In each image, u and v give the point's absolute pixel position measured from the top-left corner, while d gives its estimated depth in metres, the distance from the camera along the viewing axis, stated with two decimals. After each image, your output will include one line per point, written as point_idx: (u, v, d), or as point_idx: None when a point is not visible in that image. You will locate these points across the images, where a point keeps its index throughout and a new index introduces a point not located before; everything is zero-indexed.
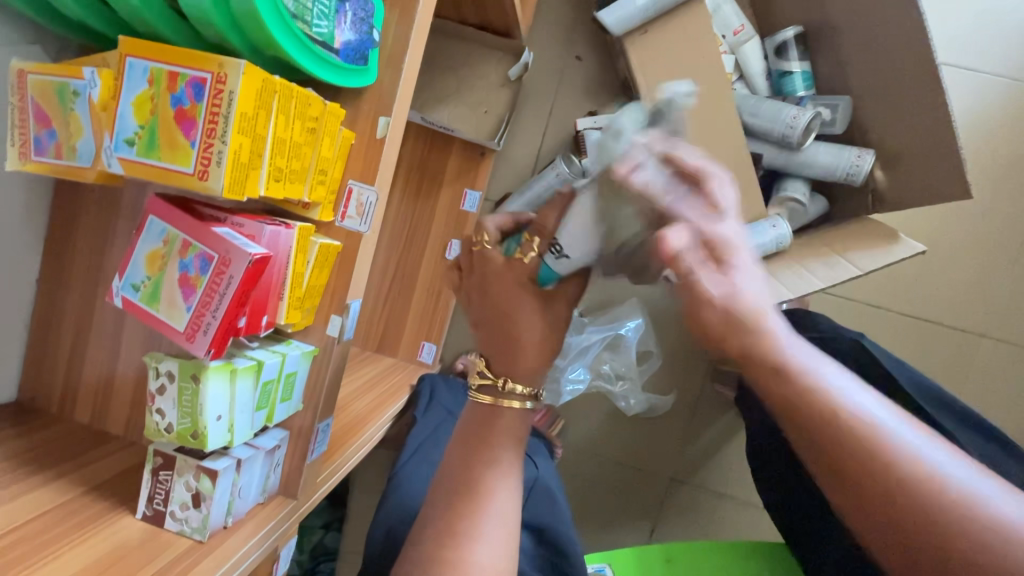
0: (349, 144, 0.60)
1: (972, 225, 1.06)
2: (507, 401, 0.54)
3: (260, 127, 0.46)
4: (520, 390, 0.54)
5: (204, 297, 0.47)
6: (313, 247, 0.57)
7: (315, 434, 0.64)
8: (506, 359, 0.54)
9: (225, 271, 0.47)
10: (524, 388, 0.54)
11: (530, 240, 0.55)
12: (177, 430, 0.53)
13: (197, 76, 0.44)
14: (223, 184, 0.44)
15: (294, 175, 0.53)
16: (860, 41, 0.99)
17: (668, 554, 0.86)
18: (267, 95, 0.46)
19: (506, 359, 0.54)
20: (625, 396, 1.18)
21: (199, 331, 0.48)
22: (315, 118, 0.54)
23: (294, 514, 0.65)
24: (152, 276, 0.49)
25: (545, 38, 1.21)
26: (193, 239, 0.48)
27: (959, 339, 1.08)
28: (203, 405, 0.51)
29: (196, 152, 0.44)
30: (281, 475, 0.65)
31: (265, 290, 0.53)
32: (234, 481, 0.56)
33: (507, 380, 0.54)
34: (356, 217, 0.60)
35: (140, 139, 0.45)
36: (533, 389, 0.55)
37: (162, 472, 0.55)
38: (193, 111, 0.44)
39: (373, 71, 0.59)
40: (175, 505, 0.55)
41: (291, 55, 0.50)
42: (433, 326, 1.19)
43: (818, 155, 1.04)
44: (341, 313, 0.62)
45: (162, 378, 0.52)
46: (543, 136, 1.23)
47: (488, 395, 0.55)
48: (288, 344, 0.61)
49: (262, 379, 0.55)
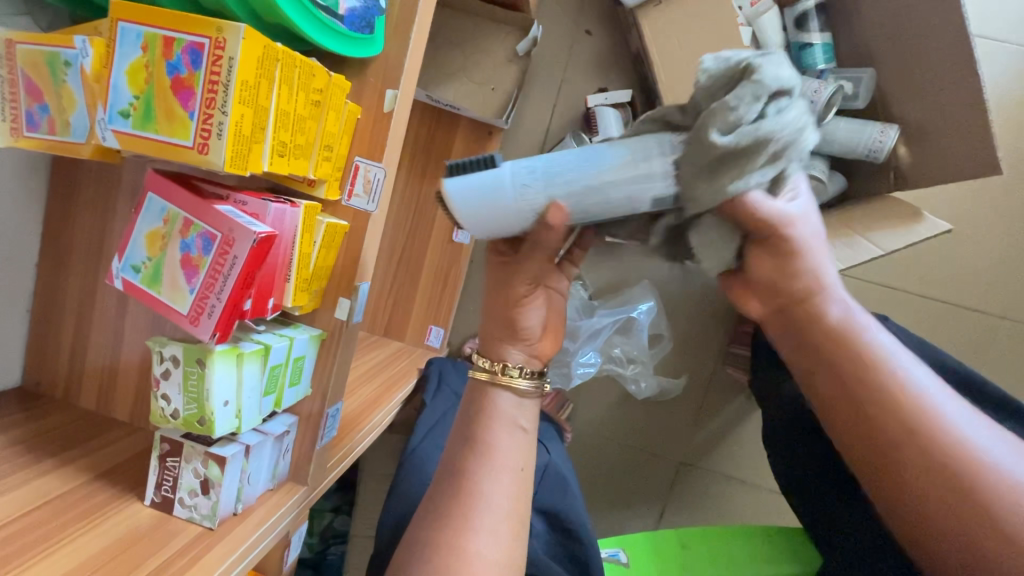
0: (356, 118, 0.58)
1: (996, 203, 1.03)
2: (510, 380, 0.52)
3: (262, 97, 0.44)
4: (522, 371, 0.52)
5: (208, 278, 0.45)
6: (320, 226, 0.55)
7: (325, 419, 0.63)
8: (504, 340, 0.53)
9: (229, 251, 0.45)
10: (527, 370, 0.53)
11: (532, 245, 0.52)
12: (184, 416, 0.51)
13: (194, 41, 0.41)
14: (225, 158, 0.42)
15: (299, 150, 0.51)
16: (886, 9, 0.95)
17: (682, 541, 0.86)
18: (270, 62, 0.44)
19: (511, 339, 0.53)
20: (636, 379, 1.16)
21: (204, 314, 0.46)
22: (320, 90, 0.51)
23: (304, 500, 0.64)
24: (153, 257, 0.47)
25: (554, 11, 1.17)
26: (194, 218, 0.46)
27: (978, 320, 1.05)
28: (209, 390, 0.49)
29: (195, 123, 0.42)
30: (291, 461, 0.63)
31: (270, 270, 0.51)
32: (243, 468, 0.55)
33: (499, 359, 0.53)
34: (363, 195, 0.58)
35: (135, 111, 0.43)
36: (537, 369, 0.53)
37: (169, 458, 0.54)
38: (191, 80, 0.41)
39: (379, 41, 0.56)
40: (184, 491, 0.54)
41: (293, 21, 0.47)
42: (440, 310, 1.17)
43: (838, 131, 0.99)
44: (349, 295, 0.60)
45: (167, 363, 0.50)
46: (552, 115, 1.19)
47: (485, 372, 0.53)
48: (295, 328, 0.59)
49: (269, 364, 0.53)
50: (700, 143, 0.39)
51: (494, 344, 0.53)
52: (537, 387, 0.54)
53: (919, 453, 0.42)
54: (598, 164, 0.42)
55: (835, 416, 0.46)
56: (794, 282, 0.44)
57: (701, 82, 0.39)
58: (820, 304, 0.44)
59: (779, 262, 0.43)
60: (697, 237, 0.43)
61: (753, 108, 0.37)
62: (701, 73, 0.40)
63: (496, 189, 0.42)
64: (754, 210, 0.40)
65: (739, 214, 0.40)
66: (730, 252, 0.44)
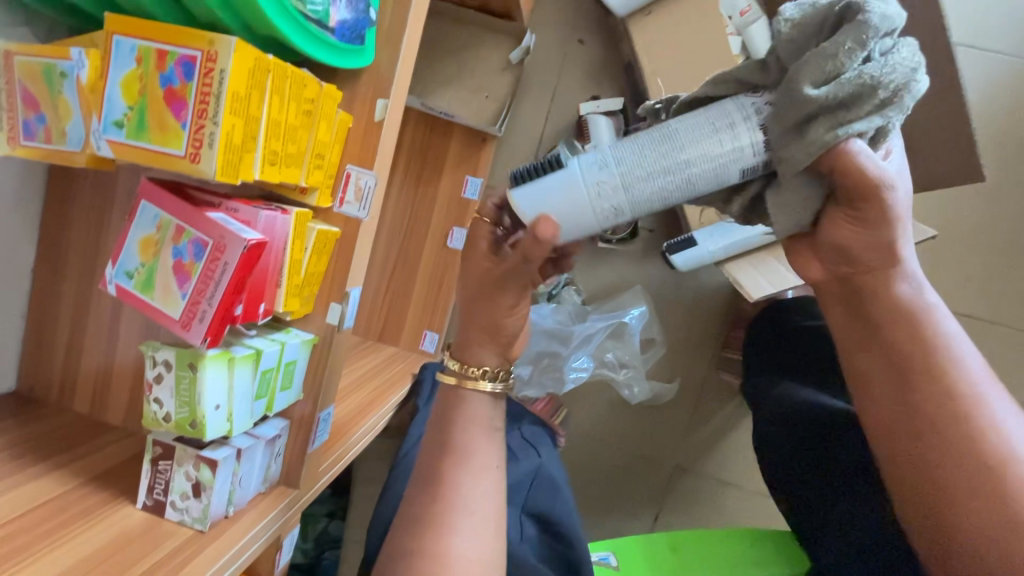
0: (347, 127, 0.59)
1: (983, 209, 1.04)
2: (473, 382, 0.53)
3: (254, 107, 0.45)
4: (485, 372, 0.53)
5: (200, 284, 0.46)
6: (311, 232, 0.56)
7: (317, 423, 0.64)
8: (476, 343, 0.53)
9: (221, 257, 0.46)
10: (489, 371, 0.53)
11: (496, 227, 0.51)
12: (176, 420, 0.52)
13: (187, 54, 0.42)
14: (216, 167, 0.43)
15: (290, 158, 0.52)
16: None
17: (673, 545, 0.86)
18: (261, 74, 0.45)
19: (485, 344, 0.53)
20: (629, 384, 1.15)
21: (195, 319, 0.46)
22: (311, 100, 0.53)
23: (295, 504, 0.65)
24: (146, 263, 0.48)
25: (547, 21, 1.19)
26: (187, 225, 0.46)
27: (968, 325, 1.07)
28: (201, 394, 0.50)
29: (187, 133, 0.43)
30: (283, 465, 0.64)
31: (262, 276, 0.52)
32: (234, 471, 0.56)
33: (464, 362, 0.53)
34: (355, 202, 0.59)
35: (129, 121, 0.44)
36: (500, 370, 0.54)
37: (161, 461, 0.55)
38: (183, 91, 0.43)
39: (370, 52, 0.57)
40: (176, 494, 0.55)
41: (284, 33, 0.48)
42: (434, 315, 1.18)
43: None
44: (340, 300, 0.61)
45: (159, 367, 0.51)
46: (545, 122, 1.21)
47: (453, 375, 0.54)
48: (287, 333, 0.60)
49: (261, 368, 0.54)
50: (791, 91, 0.41)
51: (467, 347, 0.53)
52: (504, 389, 0.54)
53: (952, 433, 0.45)
54: (675, 134, 0.44)
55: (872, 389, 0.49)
56: (868, 253, 0.45)
57: (787, 31, 0.42)
58: (891, 279, 0.46)
59: (862, 231, 0.43)
60: (774, 197, 0.44)
61: (854, 54, 0.39)
62: (787, 23, 0.42)
63: (575, 187, 0.45)
64: (853, 170, 0.40)
65: (837, 171, 0.40)
66: (810, 210, 0.44)
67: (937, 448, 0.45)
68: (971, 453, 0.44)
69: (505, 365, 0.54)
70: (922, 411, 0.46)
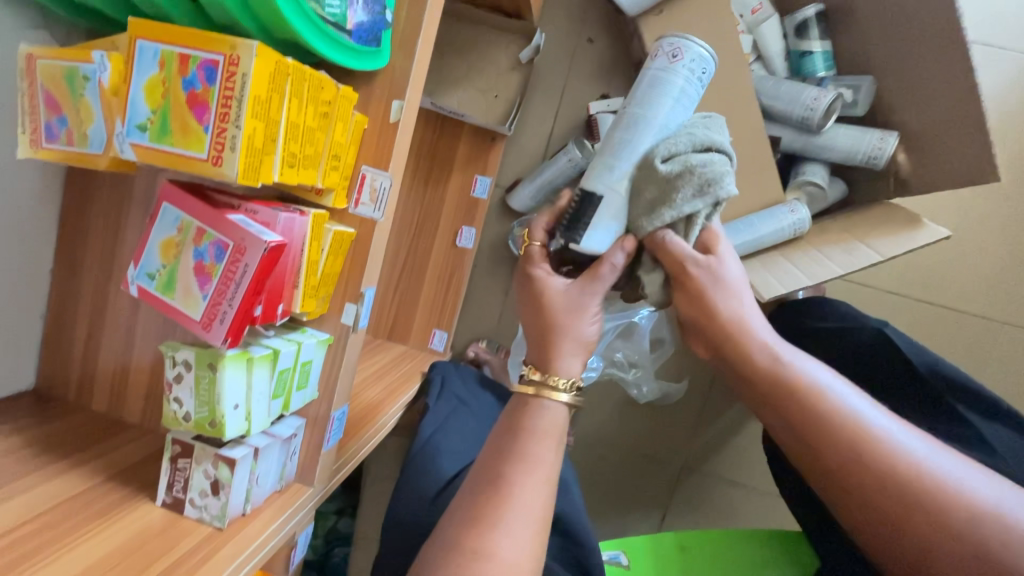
0: (362, 128, 0.59)
1: (996, 209, 1.04)
2: (552, 391, 0.56)
3: (273, 111, 0.45)
4: (562, 382, 0.56)
5: (221, 285, 0.47)
6: (327, 234, 0.56)
7: (331, 422, 0.64)
8: (548, 351, 0.58)
9: (241, 259, 0.46)
10: (566, 381, 0.56)
11: (530, 243, 0.63)
12: (195, 419, 0.53)
13: (209, 58, 0.43)
14: (238, 170, 0.43)
15: (308, 160, 0.52)
16: (885, 17, 0.96)
17: (682, 543, 0.86)
18: (280, 78, 0.45)
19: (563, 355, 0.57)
20: (637, 383, 1.17)
21: (216, 320, 0.47)
22: (328, 102, 0.53)
23: (311, 501, 0.66)
24: (167, 264, 0.48)
25: (558, 19, 1.19)
26: (207, 227, 0.47)
27: (980, 326, 1.06)
28: (220, 393, 0.51)
29: (209, 137, 0.43)
30: (299, 463, 0.65)
31: (280, 277, 0.52)
32: (252, 469, 0.56)
33: (547, 371, 0.57)
34: (370, 203, 0.60)
35: (152, 125, 0.44)
36: (573, 380, 0.57)
37: (181, 460, 0.55)
38: (206, 95, 0.43)
39: (385, 54, 0.58)
40: (195, 492, 0.55)
41: (304, 37, 0.49)
42: (444, 314, 1.18)
43: (838, 138, 1.01)
44: (355, 301, 0.61)
45: (179, 367, 0.52)
46: (555, 121, 1.21)
47: (532, 385, 0.57)
48: (303, 333, 0.60)
49: (278, 368, 0.55)
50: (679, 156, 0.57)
51: (539, 355, 0.58)
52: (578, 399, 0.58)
53: (840, 448, 0.53)
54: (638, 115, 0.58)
55: (774, 423, 0.59)
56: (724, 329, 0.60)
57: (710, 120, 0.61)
58: (755, 340, 0.60)
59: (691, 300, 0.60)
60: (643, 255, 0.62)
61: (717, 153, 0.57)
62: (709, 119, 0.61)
63: (618, 197, 0.59)
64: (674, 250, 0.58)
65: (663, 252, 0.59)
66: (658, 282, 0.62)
67: (831, 462, 0.54)
68: (867, 466, 0.51)
69: (578, 377, 0.58)
70: (810, 436, 0.55)
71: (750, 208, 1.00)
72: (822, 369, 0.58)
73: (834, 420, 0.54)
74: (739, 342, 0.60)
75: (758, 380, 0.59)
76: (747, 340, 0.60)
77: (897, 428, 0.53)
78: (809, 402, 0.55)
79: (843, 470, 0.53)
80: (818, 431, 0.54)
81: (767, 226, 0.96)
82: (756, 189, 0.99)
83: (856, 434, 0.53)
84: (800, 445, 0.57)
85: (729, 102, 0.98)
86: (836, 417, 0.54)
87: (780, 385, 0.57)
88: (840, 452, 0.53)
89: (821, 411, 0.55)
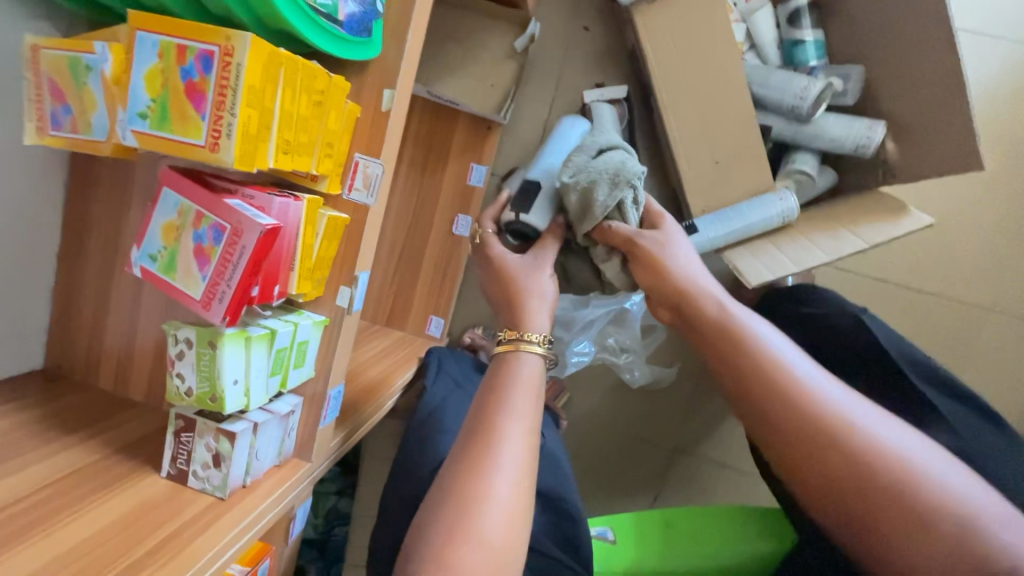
0: (356, 117, 0.61)
1: (983, 197, 1.05)
2: (527, 345, 0.65)
3: (267, 99, 0.47)
4: (536, 337, 0.65)
5: (219, 266, 0.49)
6: (322, 218, 0.58)
7: (328, 401, 0.67)
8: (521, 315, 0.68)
9: (238, 241, 0.48)
10: (538, 337, 0.65)
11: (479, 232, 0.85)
12: (197, 394, 0.55)
13: (205, 49, 0.45)
14: (234, 156, 0.45)
15: (302, 147, 0.54)
16: (875, 6, 0.97)
17: (668, 520, 0.89)
18: (273, 67, 0.47)
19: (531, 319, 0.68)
20: (630, 368, 1.19)
21: (215, 299, 0.50)
22: (321, 91, 0.55)
23: (309, 475, 0.69)
24: (168, 246, 0.51)
25: (553, 7, 1.20)
26: (206, 210, 0.49)
27: (965, 313, 1.08)
28: (220, 369, 0.53)
29: (206, 124, 0.46)
30: (296, 440, 0.68)
31: (276, 260, 0.55)
32: (251, 442, 0.59)
33: (522, 329, 0.67)
34: (363, 189, 0.62)
35: (152, 113, 0.47)
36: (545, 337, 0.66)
37: (184, 433, 0.58)
38: (203, 84, 0.45)
39: (377, 43, 0.59)
40: (197, 463, 0.58)
41: (296, 28, 0.51)
42: (440, 299, 1.21)
43: (829, 126, 1.02)
44: (350, 284, 0.64)
45: (181, 345, 0.54)
46: (550, 110, 1.22)
47: (510, 344, 0.65)
48: (300, 314, 0.63)
49: (275, 346, 0.57)
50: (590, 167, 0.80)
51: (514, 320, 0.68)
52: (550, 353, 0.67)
53: (765, 387, 0.58)
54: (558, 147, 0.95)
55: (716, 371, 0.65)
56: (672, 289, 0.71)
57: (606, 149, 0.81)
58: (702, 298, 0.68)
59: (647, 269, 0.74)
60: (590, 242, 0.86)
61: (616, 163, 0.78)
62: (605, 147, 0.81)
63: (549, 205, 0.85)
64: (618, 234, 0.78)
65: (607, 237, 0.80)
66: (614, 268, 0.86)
67: (756, 399, 0.58)
68: (784, 402, 0.56)
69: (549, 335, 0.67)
70: (742, 375, 0.60)
71: (739, 195, 1.02)
72: (767, 326, 0.64)
73: (763, 361, 0.59)
74: (687, 299, 0.69)
75: (703, 329, 0.66)
76: (695, 296, 0.69)
77: (825, 378, 0.58)
78: (744, 346, 0.61)
79: (770, 414, 0.57)
80: (747, 370, 0.60)
81: (753, 215, 0.98)
82: (744, 178, 1.01)
83: (780, 373, 0.58)
84: (734, 388, 0.62)
85: (720, 91, 1.00)
86: (766, 359, 0.59)
87: (722, 332, 0.64)
88: (765, 388, 0.58)
89: (754, 353, 0.60)
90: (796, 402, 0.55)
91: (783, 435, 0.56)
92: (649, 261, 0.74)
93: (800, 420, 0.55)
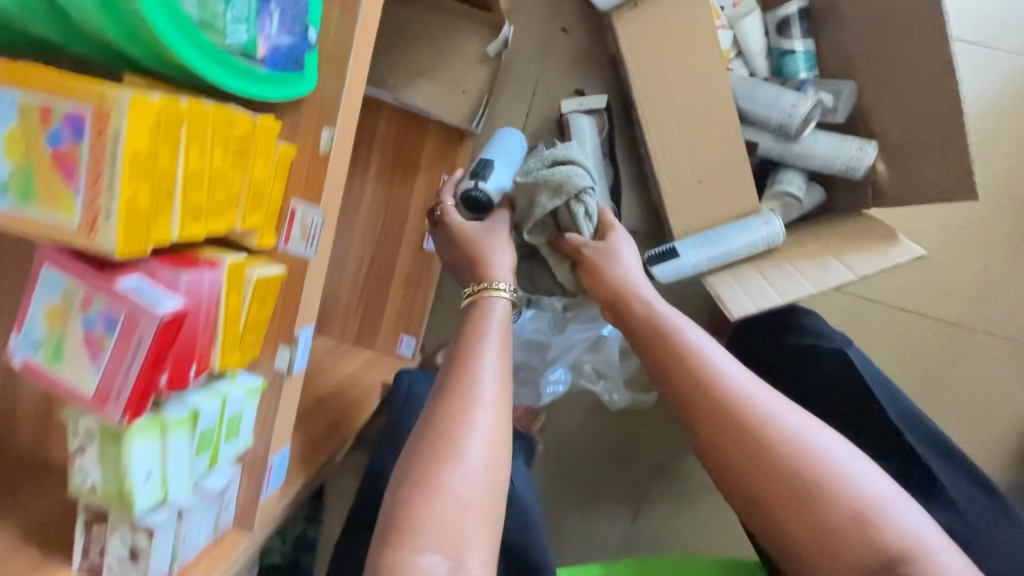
0: (290, 160, 0.54)
1: (977, 217, 1.01)
2: (494, 292, 0.67)
3: (161, 165, 0.40)
4: (502, 286, 0.68)
5: (113, 359, 0.42)
6: (249, 281, 0.51)
7: (269, 465, 0.61)
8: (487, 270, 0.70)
9: (136, 329, 0.41)
10: (505, 289, 0.68)
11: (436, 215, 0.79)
12: (103, 490, 0.49)
13: (76, 112, 0.37)
14: (117, 239, 0.38)
15: (217, 208, 0.47)
16: (870, 15, 0.91)
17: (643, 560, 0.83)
18: (167, 128, 0.39)
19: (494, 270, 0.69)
20: (608, 392, 1.13)
21: (110, 396, 0.43)
22: (240, 142, 0.47)
23: (250, 549, 0.63)
24: (53, 333, 0.43)
25: (530, 7, 1.11)
26: (94, 293, 0.42)
27: (959, 335, 1.04)
28: (128, 466, 0.46)
29: (80, 202, 0.38)
30: (236, 511, 0.62)
31: (190, 339, 0.47)
32: (176, 531, 0.53)
33: (490, 279, 0.69)
34: (301, 240, 0.55)
35: (15, 186, 0.38)
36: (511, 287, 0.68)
37: (95, 527, 0.51)
38: (74, 154, 0.37)
39: (312, 77, 0.52)
40: (112, 559, 0.52)
41: (204, 73, 0.43)
42: (411, 320, 1.13)
43: (817, 145, 0.96)
44: (289, 344, 0.57)
45: (82, 438, 0.47)
46: (527, 117, 1.14)
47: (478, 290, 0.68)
48: (233, 379, 0.55)
49: (198, 429, 0.51)
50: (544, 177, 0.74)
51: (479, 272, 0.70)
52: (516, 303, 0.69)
53: (699, 392, 0.60)
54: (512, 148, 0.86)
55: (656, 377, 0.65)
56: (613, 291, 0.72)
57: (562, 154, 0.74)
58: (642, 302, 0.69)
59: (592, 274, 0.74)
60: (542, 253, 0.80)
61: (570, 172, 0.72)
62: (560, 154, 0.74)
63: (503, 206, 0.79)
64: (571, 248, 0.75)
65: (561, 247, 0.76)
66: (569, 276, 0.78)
67: (692, 404, 0.60)
68: (717, 405, 0.59)
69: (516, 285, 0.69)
70: (681, 382, 0.61)
71: (725, 217, 0.96)
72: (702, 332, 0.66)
73: (698, 368, 0.61)
74: (624, 304, 0.70)
75: (642, 336, 0.67)
76: (633, 299, 0.70)
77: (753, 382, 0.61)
78: (682, 352, 0.63)
79: (707, 416, 0.59)
80: (688, 381, 0.61)
81: (738, 236, 0.92)
82: (730, 198, 0.95)
83: (713, 379, 0.60)
84: (674, 395, 0.62)
85: (705, 106, 0.93)
86: (700, 368, 0.61)
87: (660, 338, 0.65)
88: (697, 392, 0.60)
89: (688, 360, 0.62)
90: (726, 404, 0.59)
91: (716, 440, 0.59)
92: (592, 267, 0.74)
93: (730, 422, 0.58)
